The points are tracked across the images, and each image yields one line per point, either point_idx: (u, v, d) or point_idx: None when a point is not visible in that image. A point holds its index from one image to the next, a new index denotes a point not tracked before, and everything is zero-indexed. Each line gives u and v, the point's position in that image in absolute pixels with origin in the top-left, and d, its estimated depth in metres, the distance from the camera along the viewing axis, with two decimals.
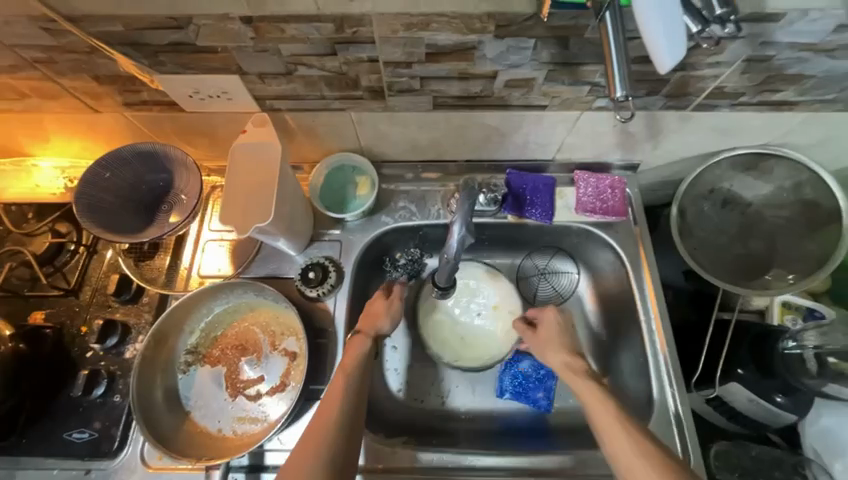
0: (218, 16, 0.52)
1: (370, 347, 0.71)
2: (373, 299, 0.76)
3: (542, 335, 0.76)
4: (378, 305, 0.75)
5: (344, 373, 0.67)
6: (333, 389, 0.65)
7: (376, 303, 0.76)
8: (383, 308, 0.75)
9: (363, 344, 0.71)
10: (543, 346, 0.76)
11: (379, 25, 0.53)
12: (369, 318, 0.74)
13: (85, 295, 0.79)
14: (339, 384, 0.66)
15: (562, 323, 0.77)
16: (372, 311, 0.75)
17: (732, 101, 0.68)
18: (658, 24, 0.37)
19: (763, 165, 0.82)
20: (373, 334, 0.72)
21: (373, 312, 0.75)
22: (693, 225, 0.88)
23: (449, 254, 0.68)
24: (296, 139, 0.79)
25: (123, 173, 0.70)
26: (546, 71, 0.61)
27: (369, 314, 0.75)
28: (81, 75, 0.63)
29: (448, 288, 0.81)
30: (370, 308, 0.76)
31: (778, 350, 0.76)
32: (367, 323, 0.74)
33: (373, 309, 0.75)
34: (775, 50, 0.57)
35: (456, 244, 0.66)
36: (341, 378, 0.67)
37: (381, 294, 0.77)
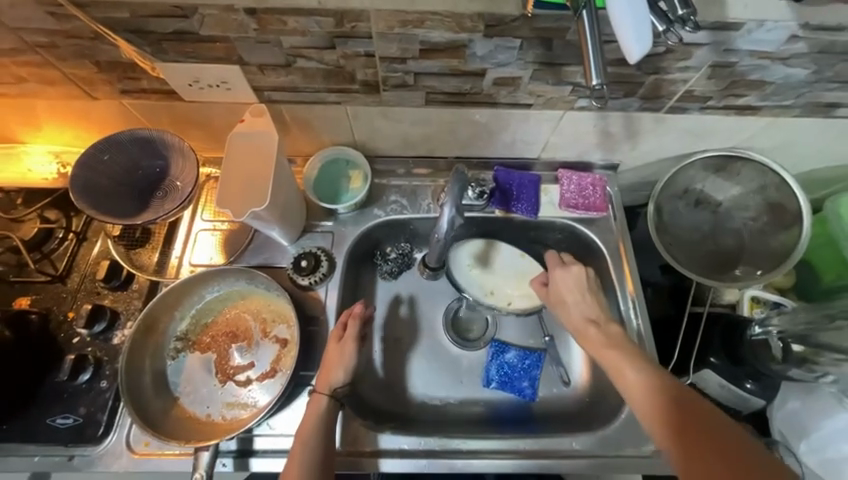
0: (223, 6, 0.55)
1: (330, 403, 0.68)
2: (330, 347, 0.72)
3: (557, 297, 0.78)
4: (334, 352, 0.72)
5: (307, 434, 0.65)
6: (294, 455, 0.63)
7: (331, 351, 0.72)
8: (337, 361, 0.71)
9: (321, 404, 0.68)
10: (563, 306, 0.78)
11: (376, 21, 0.57)
12: (325, 368, 0.70)
13: (73, 281, 0.79)
14: (301, 447, 0.64)
15: (577, 284, 0.78)
16: (326, 364, 0.71)
17: (701, 105, 0.73)
18: (631, 16, 0.38)
19: (732, 167, 0.88)
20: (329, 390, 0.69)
21: (330, 360, 0.71)
22: (669, 222, 0.93)
23: (439, 233, 0.71)
24: (292, 131, 0.82)
25: (118, 157, 0.71)
26: (531, 70, 0.65)
27: (326, 365, 0.71)
28: (82, 61, 0.64)
29: (438, 266, 0.88)
30: (326, 357, 0.72)
31: (747, 337, 0.81)
32: (321, 380, 0.69)
33: (329, 359, 0.71)
34: (736, 57, 0.63)
35: (446, 224, 0.69)
36: (302, 441, 0.64)
37: (335, 337, 0.73)
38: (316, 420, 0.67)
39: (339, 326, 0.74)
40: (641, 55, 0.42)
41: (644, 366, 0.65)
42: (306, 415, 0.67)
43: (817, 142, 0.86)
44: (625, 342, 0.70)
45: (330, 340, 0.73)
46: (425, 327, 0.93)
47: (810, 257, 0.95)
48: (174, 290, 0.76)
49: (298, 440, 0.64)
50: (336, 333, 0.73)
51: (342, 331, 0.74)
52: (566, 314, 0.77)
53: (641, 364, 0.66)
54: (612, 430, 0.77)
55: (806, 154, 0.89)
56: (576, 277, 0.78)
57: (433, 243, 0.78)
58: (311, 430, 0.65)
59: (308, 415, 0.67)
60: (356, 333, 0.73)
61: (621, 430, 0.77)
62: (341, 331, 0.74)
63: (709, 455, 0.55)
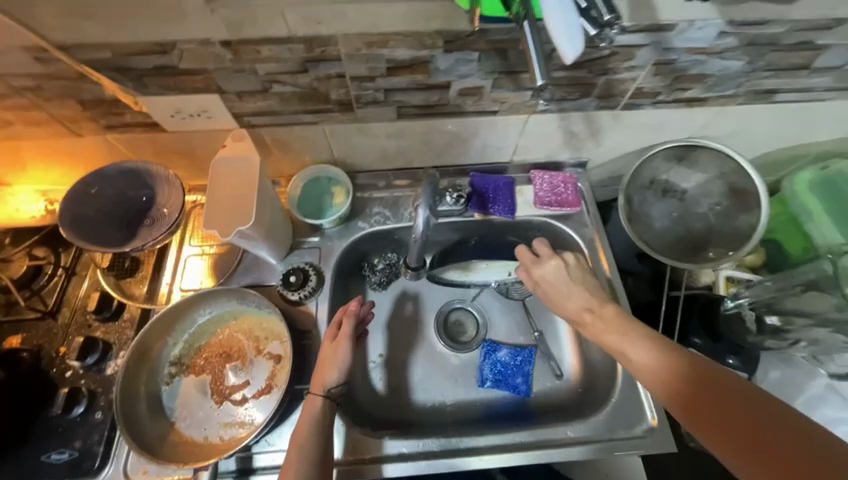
0: (200, 41, 0.59)
1: (326, 403, 0.69)
2: (324, 348, 0.74)
3: (548, 288, 0.80)
4: (328, 352, 0.73)
5: (302, 436, 0.66)
6: (290, 460, 0.63)
7: (325, 353, 0.74)
8: (330, 359, 0.72)
9: (315, 405, 0.69)
10: (555, 296, 0.79)
11: (344, 44, 0.61)
12: (320, 371, 0.72)
13: (64, 316, 0.79)
14: (297, 451, 0.64)
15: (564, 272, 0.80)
16: (321, 364, 0.73)
17: (652, 100, 0.79)
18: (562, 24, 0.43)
19: (691, 155, 0.94)
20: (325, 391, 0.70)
21: (324, 361, 0.73)
22: (639, 212, 0.98)
23: (416, 233, 0.74)
24: (273, 153, 0.85)
25: (105, 189, 0.74)
26: (492, 79, 0.70)
27: (320, 365, 0.72)
28: (67, 100, 0.68)
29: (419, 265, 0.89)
30: (320, 359, 0.73)
31: (721, 313, 0.87)
32: (317, 380, 0.71)
33: (322, 360, 0.73)
34: (675, 55, 0.69)
35: (421, 225, 0.72)
36: (297, 445, 0.65)
37: (330, 336, 0.75)
38: (311, 422, 0.67)
39: (332, 326, 0.76)
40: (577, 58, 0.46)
41: (643, 343, 0.66)
42: (301, 418, 0.68)
43: (765, 127, 0.93)
44: (625, 324, 0.70)
45: (325, 339, 0.75)
46: (417, 333, 0.95)
47: (775, 235, 1.00)
48: (169, 310, 0.77)
49: (293, 444, 0.65)
50: (330, 332, 0.75)
51: (336, 330, 0.76)
52: (559, 305, 0.79)
53: (641, 342, 0.66)
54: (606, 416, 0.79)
55: (757, 138, 0.96)
56: (555, 270, 0.80)
57: (413, 244, 0.81)
58: (306, 433, 0.66)
59: (302, 418, 0.68)
60: (351, 331, 0.75)
61: (614, 415, 0.79)
62: (336, 330, 0.76)
63: (729, 428, 0.54)
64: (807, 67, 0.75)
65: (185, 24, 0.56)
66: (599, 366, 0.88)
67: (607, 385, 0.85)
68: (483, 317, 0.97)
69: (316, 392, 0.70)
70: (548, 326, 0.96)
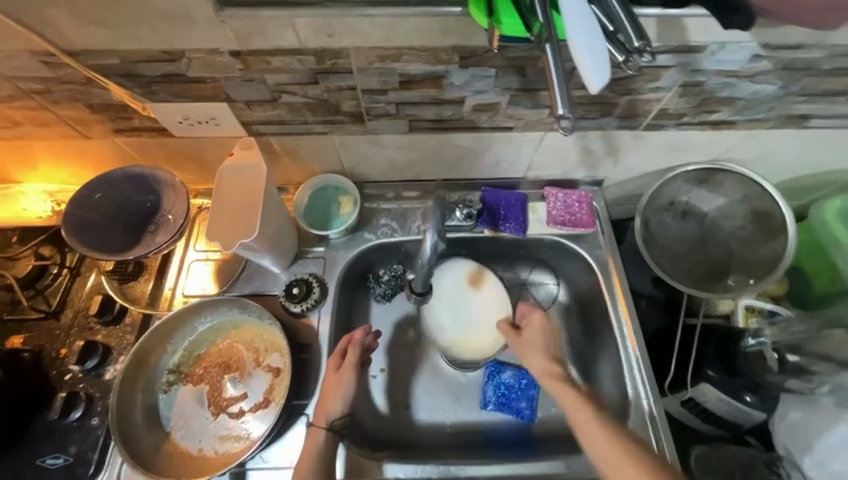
0: (209, 49, 0.57)
1: (329, 436, 0.68)
2: (328, 378, 0.73)
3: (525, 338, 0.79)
4: (331, 382, 0.72)
5: (307, 469, 0.65)
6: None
7: (327, 385, 0.72)
8: (333, 393, 0.71)
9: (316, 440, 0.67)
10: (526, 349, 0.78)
11: (356, 57, 0.59)
12: (324, 404, 0.70)
13: (67, 317, 0.79)
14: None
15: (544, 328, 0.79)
16: (325, 395, 0.71)
17: (676, 121, 0.76)
18: (588, 47, 0.40)
19: (714, 178, 0.90)
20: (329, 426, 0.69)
21: (328, 392, 0.71)
22: (656, 235, 0.94)
23: (424, 261, 0.73)
24: (282, 161, 0.84)
25: (110, 193, 0.73)
26: (508, 95, 0.67)
27: (324, 397, 0.71)
28: (76, 103, 0.67)
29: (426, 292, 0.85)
30: (324, 388, 0.72)
31: (741, 349, 0.82)
32: (321, 414, 0.70)
33: (326, 392, 0.71)
34: (704, 77, 0.65)
35: (428, 251, 0.71)
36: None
37: (332, 363, 0.73)
38: (311, 458, 0.66)
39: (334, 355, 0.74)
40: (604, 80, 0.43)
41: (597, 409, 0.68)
42: (305, 451, 0.67)
43: (796, 151, 0.88)
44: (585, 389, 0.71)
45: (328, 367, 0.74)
46: (421, 350, 0.93)
47: (799, 263, 0.95)
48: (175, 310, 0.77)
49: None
50: (334, 361, 0.74)
51: (341, 359, 0.74)
52: (530, 354, 0.78)
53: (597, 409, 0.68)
54: None
55: (786, 163, 0.91)
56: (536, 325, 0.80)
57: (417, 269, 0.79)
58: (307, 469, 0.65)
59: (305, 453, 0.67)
60: (356, 360, 0.73)
61: None
62: (340, 359, 0.74)
63: None
64: (845, 93, 0.71)
65: (194, 33, 0.55)
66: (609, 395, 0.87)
67: (616, 413, 0.83)
68: None
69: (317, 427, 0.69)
70: None
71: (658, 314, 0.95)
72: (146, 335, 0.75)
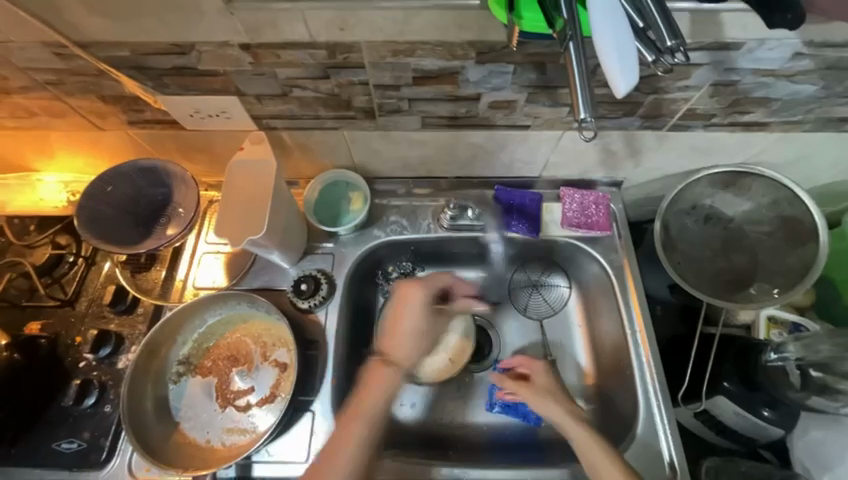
0: (219, 42, 0.56)
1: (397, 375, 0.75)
2: (407, 312, 0.78)
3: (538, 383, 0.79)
4: (412, 319, 0.78)
5: (376, 400, 0.72)
6: (352, 420, 0.70)
7: (404, 323, 0.77)
8: (411, 333, 0.77)
9: (389, 376, 0.74)
10: (541, 400, 0.77)
11: (369, 52, 0.57)
12: (401, 339, 0.77)
13: (82, 305, 0.81)
14: (360, 417, 0.71)
15: (555, 377, 0.81)
16: (405, 332, 0.77)
17: (704, 122, 0.72)
18: (612, 41, 0.37)
19: (741, 182, 0.85)
20: (400, 361, 0.76)
21: (412, 328, 0.78)
22: (677, 240, 0.90)
23: None
24: (292, 155, 0.83)
25: (123, 186, 0.73)
26: (526, 93, 0.64)
27: (396, 330, 0.78)
28: (89, 95, 0.67)
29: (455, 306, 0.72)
30: (401, 326, 0.77)
31: (761, 363, 0.78)
32: (396, 348, 0.76)
33: (409, 328, 0.77)
34: (738, 76, 0.61)
35: None
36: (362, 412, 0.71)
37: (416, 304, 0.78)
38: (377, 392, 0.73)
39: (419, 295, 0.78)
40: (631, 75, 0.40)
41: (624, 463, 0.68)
42: (369, 381, 0.73)
43: (834, 156, 0.82)
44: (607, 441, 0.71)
45: (406, 302, 0.78)
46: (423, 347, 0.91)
47: (829, 273, 0.90)
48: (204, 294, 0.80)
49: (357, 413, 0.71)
50: (422, 301, 0.78)
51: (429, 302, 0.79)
52: (547, 405, 0.76)
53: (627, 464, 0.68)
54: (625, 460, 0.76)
55: (821, 167, 0.86)
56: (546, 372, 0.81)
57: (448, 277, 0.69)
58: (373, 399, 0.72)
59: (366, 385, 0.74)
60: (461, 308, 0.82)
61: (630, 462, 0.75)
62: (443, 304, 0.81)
63: None
64: None
65: (203, 25, 0.53)
66: (618, 401, 0.84)
67: (627, 423, 0.81)
68: (498, 337, 0.93)
69: (391, 359, 0.76)
70: (564, 352, 0.92)
71: (675, 322, 0.91)
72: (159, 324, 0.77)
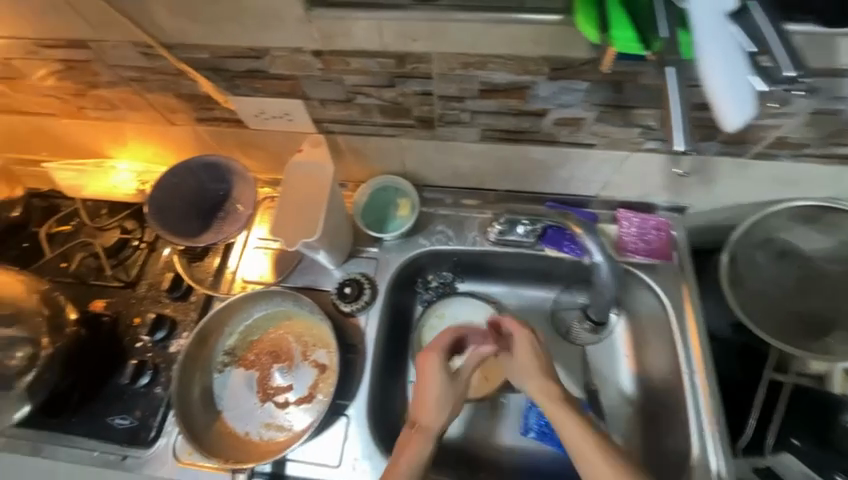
0: (293, 49, 0.57)
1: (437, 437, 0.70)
2: (434, 376, 0.72)
3: (514, 356, 0.72)
4: (435, 377, 0.72)
5: (415, 429, 0.69)
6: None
7: (431, 381, 0.72)
8: (440, 396, 0.71)
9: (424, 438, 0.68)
10: (526, 372, 0.71)
11: (439, 63, 0.56)
12: (425, 397, 0.71)
13: (141, 288, 0.85)
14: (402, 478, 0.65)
15: (533, 342, 0.73)
16: (436, 393, 0.71)
17: (794, 152, 0.65)
18: (716, 68, 0.35)
19: (826, 219, 0.78)
20: (437, 427, 0.70)
21: (429, 384, 0.72)
22: (746, 275, 0.83)
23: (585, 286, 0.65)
24: (346, 159, 0.83)
25: (189, 179, 0.77)
26: (597, 111, 0.61)
27: (435, 391, 0.71)
28: (166, 92, 0.71)
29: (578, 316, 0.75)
30: (435, 384, 0.72)
31: (840, 424, 0.71)
32: (427, 416, 0.70)
33: (438, 392, 0.71)
34: (844, 104, 0.55)
35: None
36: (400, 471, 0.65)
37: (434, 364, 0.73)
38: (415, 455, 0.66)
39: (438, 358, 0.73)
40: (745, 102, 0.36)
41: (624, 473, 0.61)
42: (403, 447, 0.68)
43: None
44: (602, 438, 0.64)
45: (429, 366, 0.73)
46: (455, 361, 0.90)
47: None
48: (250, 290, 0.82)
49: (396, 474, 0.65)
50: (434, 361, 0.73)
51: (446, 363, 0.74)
52: (526, 378, 0.70)
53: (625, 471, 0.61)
54: None
55: None
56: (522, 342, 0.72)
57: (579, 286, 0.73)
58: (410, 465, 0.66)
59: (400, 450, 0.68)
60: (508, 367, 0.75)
61: None
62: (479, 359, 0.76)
63: None
64: None
65: (281, 32, 0.54)
66: (668, 444, 0.78)
67: (678, 470, 0.75)
68: None
69: (422, 425, 0.70)
70: (608, 382, 0.87)
71: (734, 364, 0.83)
72: (211, 312, 0.81)
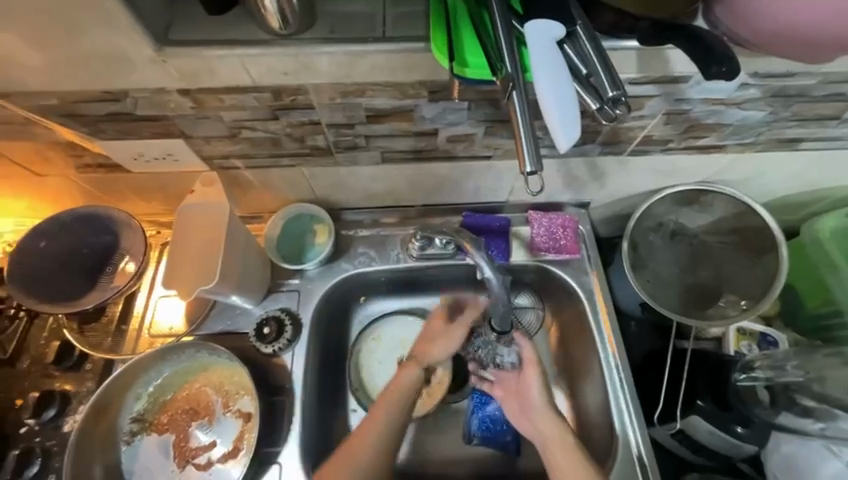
0: (154, 89, 0.54)
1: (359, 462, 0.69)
2: (402, 392, 0.76)
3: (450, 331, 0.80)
4: (388, 417, 0.73)
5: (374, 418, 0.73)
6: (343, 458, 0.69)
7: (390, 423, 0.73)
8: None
9: (392, 410, 0.74)
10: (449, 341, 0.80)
11: (316, 94, 0.56)
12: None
13: (24, 364, 0.74)
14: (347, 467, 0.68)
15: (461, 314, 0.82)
16: (381, 440, 0.71)
17: (662, 147, 0.73)
18: (551, 90, 0.37)
19: (703, 199, 0.84)
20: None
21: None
22: (646, 258, 0.87)
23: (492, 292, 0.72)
24: (249, 192, 0.79)
25: (61, 237, 0.69)
26: (484, 127, 0.64)
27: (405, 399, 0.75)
28: (20, 142, 0.63)
29: (504, 328, 0.77)
30: (376, 441, 0.71)
31: (733, 383, 0.78)
32: (396, 400, 0.75)
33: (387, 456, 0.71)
34: (689, 105, 0.63)
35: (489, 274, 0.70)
36: (381, 416, 0.73)
37: (447, 338, 0.80)
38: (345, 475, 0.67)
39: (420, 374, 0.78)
40: (577, 129, 0.38)
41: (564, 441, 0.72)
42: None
43: (791, 175, 0.83)
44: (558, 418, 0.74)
45: (428, 356, 0.80)
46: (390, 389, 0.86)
47: (793, 284, 0.89)
48: (160, 345, 0.75)
49: None
50: (438, 351, 0.80)
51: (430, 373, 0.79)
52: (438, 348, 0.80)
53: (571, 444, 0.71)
54: None
55: (782, 185, 0.86)
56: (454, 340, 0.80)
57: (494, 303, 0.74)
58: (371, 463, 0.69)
59: None
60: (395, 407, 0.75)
61: None
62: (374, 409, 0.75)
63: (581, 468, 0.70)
64: (837, 117, 0.68)
65: (136, 73, 0.52)
66: (594, 423, 0.83)
67: (606, 448, 0.79)
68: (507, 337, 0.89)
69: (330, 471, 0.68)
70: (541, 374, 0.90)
71: (652, 338, 0.90)
72: (112, 375, 0.73)
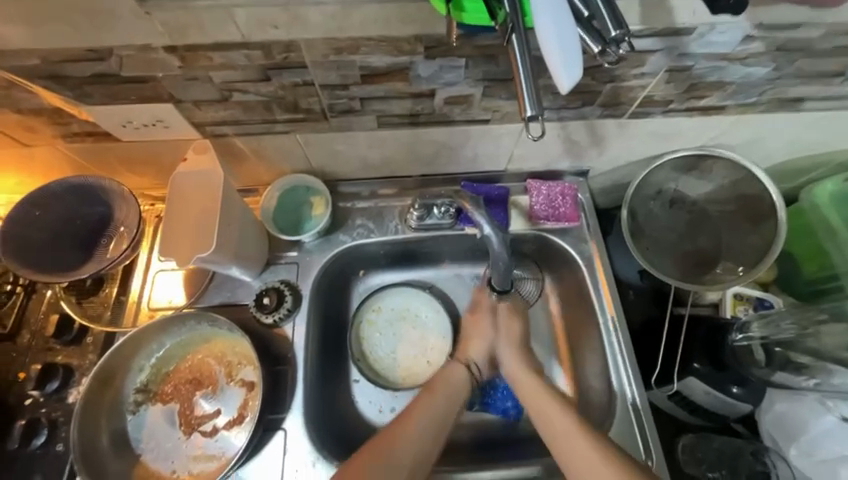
0: (139, 46, 0.52)
1: (419, 437, 0.68)
2: (452, 382, 0.76)
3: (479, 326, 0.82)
4: (436, 409, 0.71)
5: (425, 398, 0.72)
6: (388, 436, 0.66)
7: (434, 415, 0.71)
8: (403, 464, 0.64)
9: (440, 403, 0.72)
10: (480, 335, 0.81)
11: (309, 50, 0.54)
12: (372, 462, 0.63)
13: (23, 338, 0.74)
14: (402, 444, 0.66)
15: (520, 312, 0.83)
16: (431, 422, 0.70)
17: (663, 108, 0.71)
18: (549, 30, 0.37)
19: (703, 165, 0.83)
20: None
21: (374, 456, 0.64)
22: (644, 225, 0.87)
23: (494, 254, 0.74)
24: (243, 163, 0.77)
25: (54, 208, 0.68)
26: (482, 87, 0.62)
27: (452, 391, 0.75)
28: (3, 109, 0.61)
29: (504, 288, 0.81)
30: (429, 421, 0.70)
31: (728, 343, 0.80)
32: (447, 392, 0.74)
33: (426, 455, 0.67)
34: (692, 60, 0.61)
35: (495, 242, 0.72)
36: (428, 402, 0.72)
37: (488, 334, 0.81)
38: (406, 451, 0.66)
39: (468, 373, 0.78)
40: (580, 71, 0.39)
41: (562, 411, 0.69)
42: (371, 454, 0.64)
43: (792, 138, 0.82)
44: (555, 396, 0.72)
45: (474, 350, 0.80)
46: (390, 360, 0.86)
47: (789, 249, 0.90)
48: (159, 317, 0.75)
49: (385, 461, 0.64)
50: (483, 348, 0.80)
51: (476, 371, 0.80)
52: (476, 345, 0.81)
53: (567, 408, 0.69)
54: (613, 435, 0.76)
55: (782, 150, 0.85)
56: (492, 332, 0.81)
57: (494, 264, 0.76)
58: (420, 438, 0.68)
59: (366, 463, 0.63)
60: (448, 390, 0.74)
61: (620, 433, 0.77)
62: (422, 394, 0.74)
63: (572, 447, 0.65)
64: (841, 74, 0.67)
65: (121, 29, 0.50)
66: (593, 388, 0.84)
67: (603, 409, 0.81)
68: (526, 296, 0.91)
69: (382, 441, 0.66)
70: (540, 343, 0.91)
71: (649, 305, 0.90)
72: (112, 348, 0.73)
